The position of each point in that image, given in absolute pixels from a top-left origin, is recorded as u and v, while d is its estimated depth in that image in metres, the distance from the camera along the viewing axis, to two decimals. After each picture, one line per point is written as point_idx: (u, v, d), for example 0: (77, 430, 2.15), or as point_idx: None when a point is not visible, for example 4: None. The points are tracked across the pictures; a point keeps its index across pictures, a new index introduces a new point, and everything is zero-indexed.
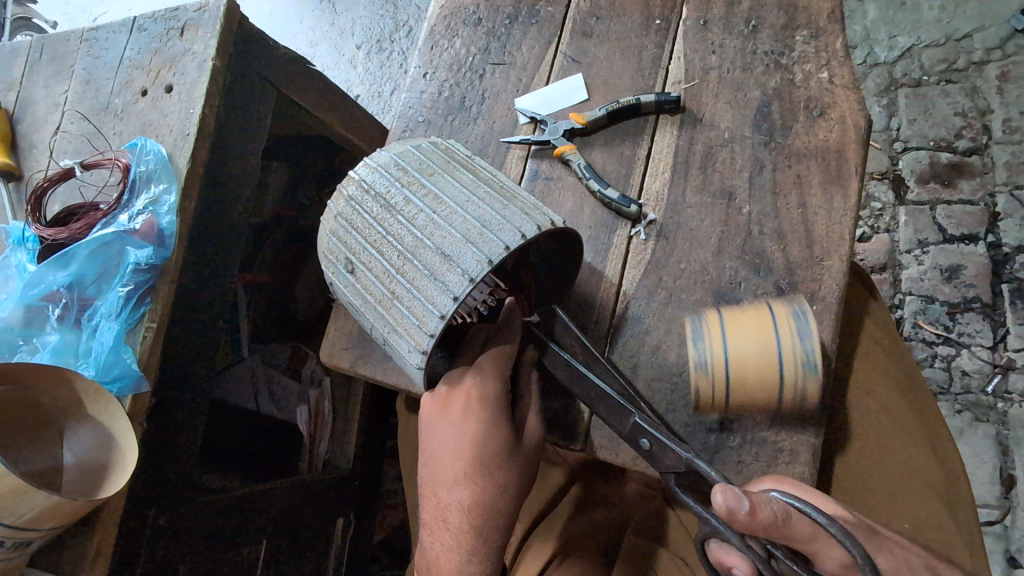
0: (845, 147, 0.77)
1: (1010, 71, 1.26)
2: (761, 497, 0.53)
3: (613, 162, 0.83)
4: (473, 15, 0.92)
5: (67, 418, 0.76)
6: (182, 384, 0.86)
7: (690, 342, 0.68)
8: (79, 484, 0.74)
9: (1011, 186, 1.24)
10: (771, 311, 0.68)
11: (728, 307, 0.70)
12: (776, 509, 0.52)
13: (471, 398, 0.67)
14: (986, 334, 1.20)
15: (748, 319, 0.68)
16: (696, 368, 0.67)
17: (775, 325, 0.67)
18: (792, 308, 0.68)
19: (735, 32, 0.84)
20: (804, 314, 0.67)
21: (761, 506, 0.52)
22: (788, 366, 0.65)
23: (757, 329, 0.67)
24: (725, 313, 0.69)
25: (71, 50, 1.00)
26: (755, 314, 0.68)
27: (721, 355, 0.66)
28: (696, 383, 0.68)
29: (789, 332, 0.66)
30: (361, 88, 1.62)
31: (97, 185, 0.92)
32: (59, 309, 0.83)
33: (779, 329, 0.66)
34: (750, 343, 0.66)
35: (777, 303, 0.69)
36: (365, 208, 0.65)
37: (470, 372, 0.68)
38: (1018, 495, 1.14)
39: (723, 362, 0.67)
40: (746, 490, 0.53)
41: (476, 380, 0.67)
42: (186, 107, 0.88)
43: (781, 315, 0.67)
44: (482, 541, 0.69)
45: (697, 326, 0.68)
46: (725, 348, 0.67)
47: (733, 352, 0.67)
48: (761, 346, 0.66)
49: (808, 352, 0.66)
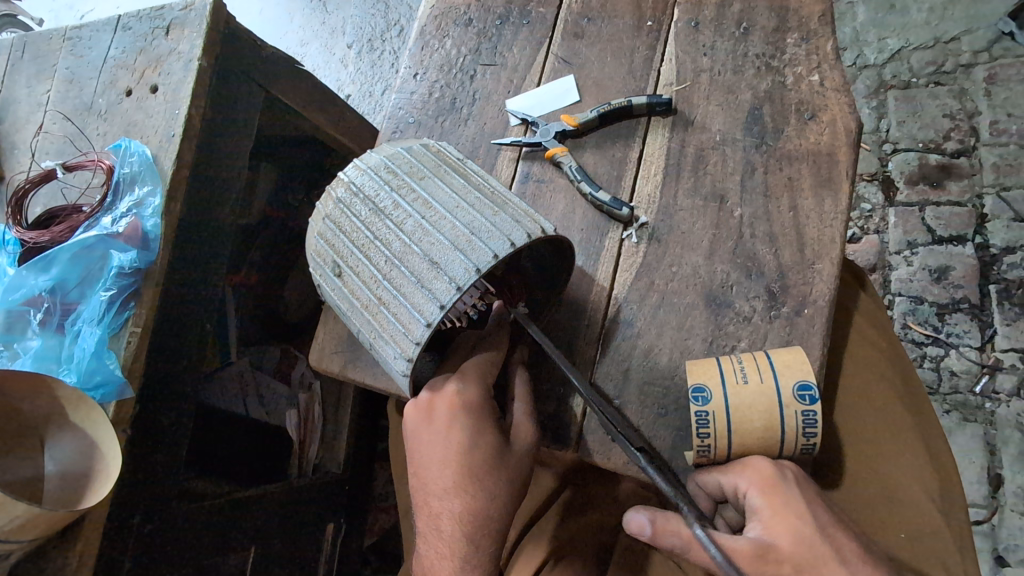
0: (836, 150, 0.77)
1: (997, 73, 1.27)
2: (672, 528, 0.62)
3: (605, 164, 0.83)
4: (464, 16, 0.92)
5: (48, 426, 0.75)
6: (168, 389, 0.85)
7: (693, 424, 0.64)
8: (61, 494, 0.73)
9: (999, 188, 1.25)
10: (779, 389, 0.64)
11: (733, 376, 0.65)
12: (678, 542, 0.62)
13: (454, 404, 0.66)
14: (974, 334, 1.21)
15: (755, 403, 0.63)
16: (697, 451, 0.65)
17: (782, 409, 0.63)
18: (800, 384, 0.64)
19: (726, 34, 0.84)
20: (812, 392, 0.63)
21: (663, 537, 0.62)
22: (792, 449, 0.65)
23: (764, 415, 0.64)
24: (730, 388, 0.64)
25: (53, 49, 0.98)
26: (761, 397, 0.64)
27: (725, 443, 0.64)
28: (695, 460, 0.66)
29: (797, 418, 0.63)
30: (353, 88, 1.60)
31: (81, 187, 0.91)
32: (41, 314, 0.81)
33: (786, 415, 0.63)
34: (755, 430, 0.64)
35: (784, 372, 0.64)
36: (354, 211, 0.65)
37: (453, 379, 0.67)
38: (1005, 494, 1.15)
39: (726, 448, 0.64)
40: (653, 520, 0.62)
41: (460, 387, 0.66)
42: (171, 108, 0.86)
43: (791, 396, 0.63)
44: (477, 547, 0.68)
45: (701, 406, 0.64)
46: (730, 436, 0.64)
47: (739, 439, 0.64)
48: (767, 434, 0.64)
49: (812, 433, 0.64)
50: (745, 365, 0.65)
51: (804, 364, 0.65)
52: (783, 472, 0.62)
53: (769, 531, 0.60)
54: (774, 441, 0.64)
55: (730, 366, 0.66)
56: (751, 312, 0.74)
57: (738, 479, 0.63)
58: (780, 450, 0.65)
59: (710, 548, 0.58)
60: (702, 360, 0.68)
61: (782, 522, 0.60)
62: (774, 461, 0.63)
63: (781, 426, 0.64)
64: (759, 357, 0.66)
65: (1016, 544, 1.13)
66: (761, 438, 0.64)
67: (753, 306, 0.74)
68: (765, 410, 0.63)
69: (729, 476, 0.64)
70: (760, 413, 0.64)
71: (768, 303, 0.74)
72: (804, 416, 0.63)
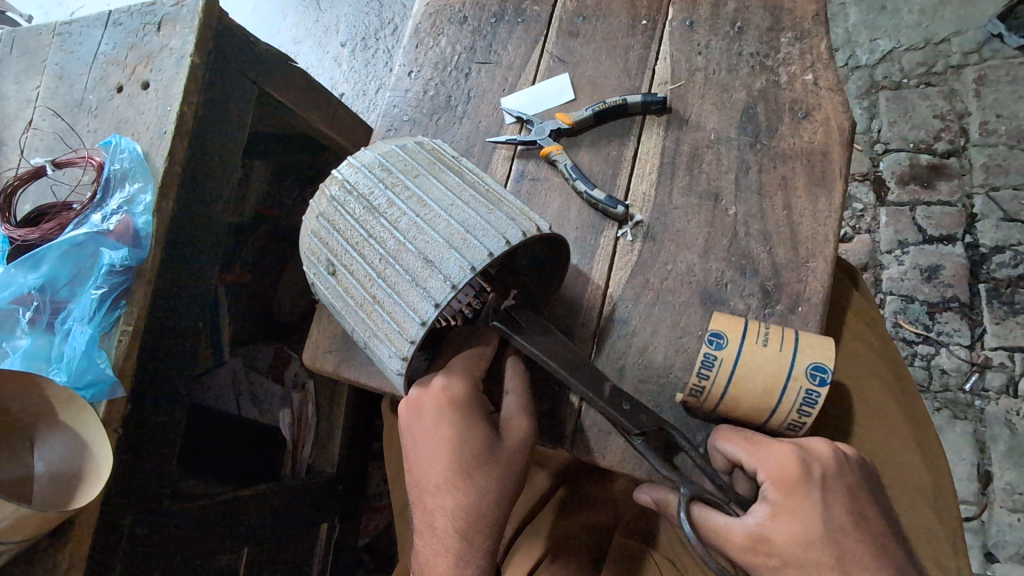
0: (830, 149, 0.78)
1: (987, 75, 1.29)
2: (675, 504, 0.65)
3: (600, 162, 0.83)
4: (458, 14, 0.92)
5: (38, 425, 0.74)
6: (160, 388, 0.84)
7: (697, 363, 0.65)
8: (50, 495, 0.72)
9: (988, 187, 1.26)
10: (793, 362, 0.63)
11: (755, 337, 0.65)
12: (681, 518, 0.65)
13: (440, 400, 0.66)
14: (964, 333, 1.22)
15: (764, 365, 0.64)
16: (690, 389, 0.66)
17: (787, 382, 0.63)
18: (814, 364, 0.63)
19: (720, 33, 0.85)
20: (824, 375, 0.63)
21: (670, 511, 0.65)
22: (780, 420, 0.65)
23: (767, 381, 0.64)
24: (747, 345, 0.64)
25: (42, 45, 0.97)
26: (773, 363, 0.64)
27: (720, 391, 0.65)
28: (683, 399, 0.67)
29: (798, 394, 0.63)
30: (346, 86, 1.59)
31: (70, 184, 0.90)
32: (30, 313, 0.81)
33: (789, 388, 0.63)
34: (753, 392, 0.64)
35: (805, 350, 0.64)
36: (348, 209, 0.64)
37: (439, 373, 0.67)
38: (995, 491, 1.16)
39: (718, 397, 0.65)
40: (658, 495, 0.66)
41: (445, 382, 0.67)
42: (163, 104, 0.85)
43: (801, 371, 0.63)
44: (469, 544, 0.68)
45: (712, 350, 0.65)
46: (727, 387, 0.65)
47: (735, 392, 0.65)
48: (763, 399, 0.64)
49: (806, 413, 0.64)
50: (770, 331, 0.65)
51: (829, 350, 0.64)
52: (808, 467, 0.60)
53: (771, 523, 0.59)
54: (768, 408, 0.64)
55: (756, 328, 0.66)
56: (745, 310, 0.74)
57: (759, 465, 0.61)
58: (768, 418, 0.65)
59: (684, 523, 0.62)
60: (732, 315, 0.68)
61: (786, 519, 0.58)
62: (801, 456, 0.60)
63: (779, 396, 0.64)
64: (787, 330, 0.66)
65: (1005, 540, 1.14)
66: (757, 401, 0.64)
67: (747, 304, 0.74)
68: (771, 378, 0.63)
69: (750, 458, 0.61)
70: (766, 378, 0.64)
71: (762, 301, 0.74)
72: (805, 395, 0.63)
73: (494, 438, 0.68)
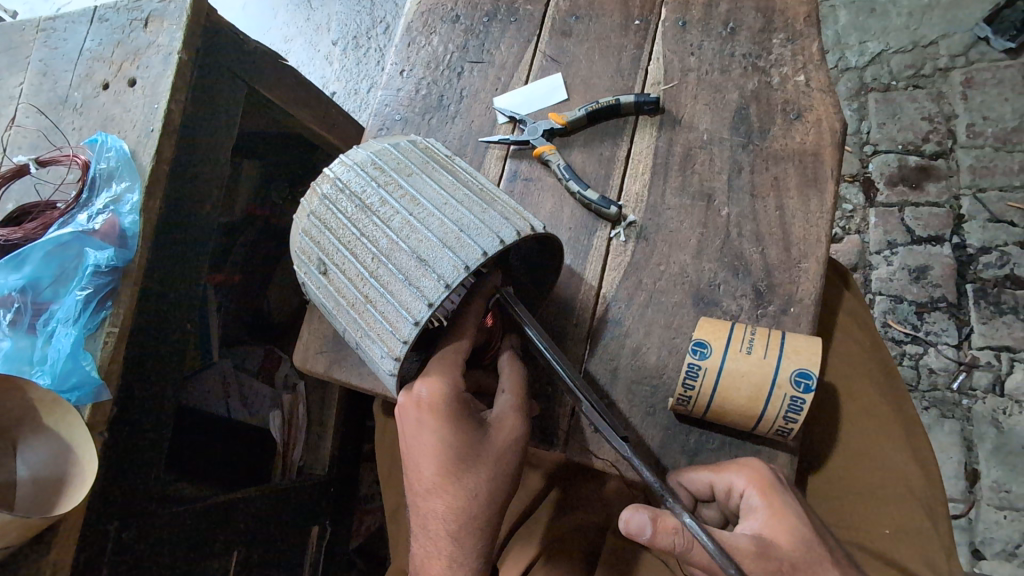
0: (821, 151, 0.78)
1: (974, 77, 1.30)
2: (670, 525, 0.59)
3: (593, 163, 0.83)
4: (451, 13, 0.91)
5: (21, 430, 0.73)
6: (147, 391, 0.82)
7: (682, 372, 0.66)
8: (34, 500, 0.71)
9: (975, 188, 1.27)
10: (777, 369, 0.63)
11: (739, 344, 0.65)
12: (677, 541, 0.59)
13: (422, 407, 0.65)
14: (952, 333, 1.23)
15: (749, 374, 0.64)
16: (677, 398, 0.66)
17: (772, 390, 0.63)
18: (799, 371, 0.63)
19: (713, 34, 0.85)
20: (809, 382, 0.63)
21: (663, 537, 0.59)
22: (767, 427, 0.65)
23: (752, 390, 0.64)
24: (731, 354, 0.64)
25: (26, 41, 0.95)
26: (758, 372, 0.64)
27: (705, 400, 0.65)
28: (672, 407, 0.68)
29: (783, 401, 0.63)
30: (338, 85, 1.58)
31: (54, 183, 0.88)
32: (11, 314, 0.79)
33: (774, 396, 0.63)
34: (738, 399, 0.64)
35: (790, 356, 0.64)
36: (340, 208, 0.64)
37: (420, 379, 0.66)
38: (981, 489, 1.17)
39: (704, 405, 0.66)
40: (652, 515, 0.60)
41: (425, 389, 0.65)
42: (150, 102, 0.84)
43: (785, 379, 0.63)
44: (462, 546, 0.67)
45: (696, 360, 0.65)
46: (711, 396, 0.65)
47: (721, 401, 0.65)
48: (749, 407, 0.65)
49: (792, 420, 0.64)
50: (755, 338, 0.65)
51: (814, 355, 0.63)
52: (774, 471, 0.64)
53: (766, 527, 0.60)
54: (754, 416, 0.65)
55: (741, 335, 0.66)
56: (737, 311, 0.74)
57: (735, 477, 0.63)
58: (756, 424, 0.66)
59: (703, 537, 0.57)
60: (717, 320, 0.68)
61: (779, 520, 0.60)
62: (766, 464, 0.64)
63: (764, 404, 0.64)
64: (774, 335, 0.66)
65: (991, 537, 1.15)
66: (743, 409, 0.65)
67: (739, 305, 0.75)
68: (756, 387, 0.64)
69: (725, 474, 0.64)
70: (749, 387, 0.64)
71: (754, 302, 0.74)
72: (789, 403, 0.63)
73: (481, 441, 0.66)
